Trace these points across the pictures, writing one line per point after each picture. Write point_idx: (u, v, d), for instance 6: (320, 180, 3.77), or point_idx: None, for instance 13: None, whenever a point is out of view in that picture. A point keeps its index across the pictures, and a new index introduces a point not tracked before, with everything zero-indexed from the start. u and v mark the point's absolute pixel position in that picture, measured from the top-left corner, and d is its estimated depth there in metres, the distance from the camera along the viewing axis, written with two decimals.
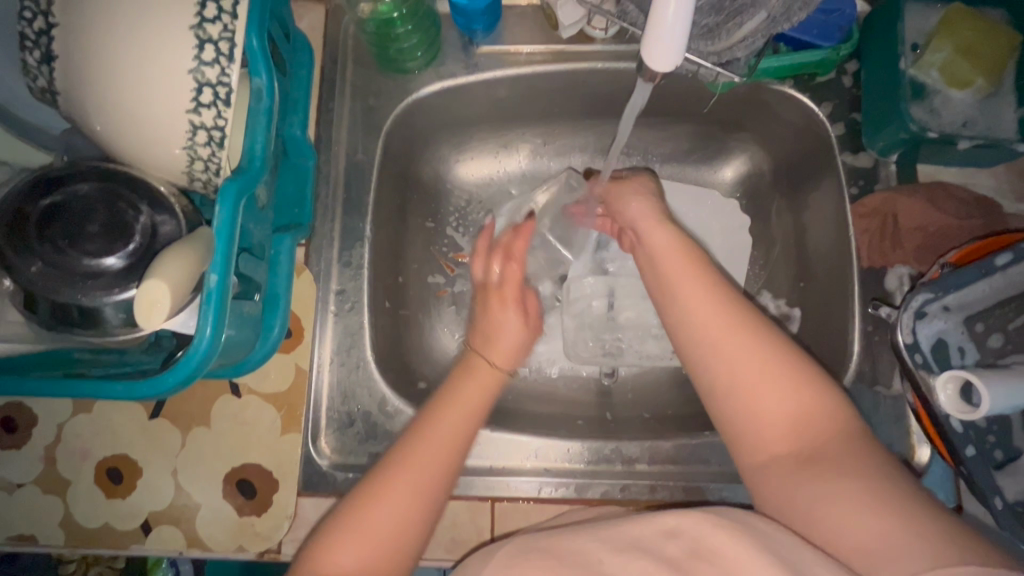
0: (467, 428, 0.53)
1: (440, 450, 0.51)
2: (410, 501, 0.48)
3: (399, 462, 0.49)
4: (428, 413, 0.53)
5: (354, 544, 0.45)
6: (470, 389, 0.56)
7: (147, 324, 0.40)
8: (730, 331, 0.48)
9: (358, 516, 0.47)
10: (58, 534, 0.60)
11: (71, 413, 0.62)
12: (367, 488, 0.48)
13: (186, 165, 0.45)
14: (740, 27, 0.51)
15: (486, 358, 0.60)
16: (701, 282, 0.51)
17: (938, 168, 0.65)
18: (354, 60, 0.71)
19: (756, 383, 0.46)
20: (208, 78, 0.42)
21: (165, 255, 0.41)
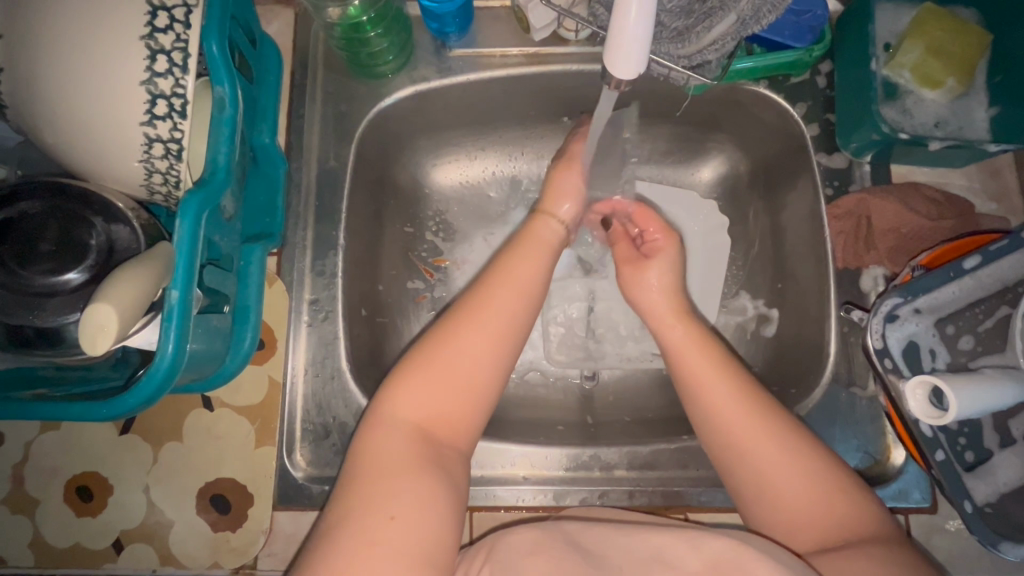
0: (539, 278, 0.54)
1: (512, 298, 0.51)
2: (484, 340, 0.48)
3: (474, 302, 0.50)
4: (499, 263, 0.54)
5: (431, 381, 0.47)
6: (535, 243, 0.57)
7: (93, 351, 0.38)
8: (756, 431, 0.48)
9: (433, 352, 0.48)
10: (28, 554, 0.59)
11: (38, 432, 0.61)
12: (441, 328, 0.49)
13: (144, 178, 0.44)
14: (710, 29, 0.51)
15: (549, 214, 0.60)
16: (724, 383, 0.50)
17: (911, 168, 0.65)
18: (324, 64, 0.70)
19: (788, 484, 0.46)
20: (162, 89, 0.41)
21: (115, 276, 0.40)
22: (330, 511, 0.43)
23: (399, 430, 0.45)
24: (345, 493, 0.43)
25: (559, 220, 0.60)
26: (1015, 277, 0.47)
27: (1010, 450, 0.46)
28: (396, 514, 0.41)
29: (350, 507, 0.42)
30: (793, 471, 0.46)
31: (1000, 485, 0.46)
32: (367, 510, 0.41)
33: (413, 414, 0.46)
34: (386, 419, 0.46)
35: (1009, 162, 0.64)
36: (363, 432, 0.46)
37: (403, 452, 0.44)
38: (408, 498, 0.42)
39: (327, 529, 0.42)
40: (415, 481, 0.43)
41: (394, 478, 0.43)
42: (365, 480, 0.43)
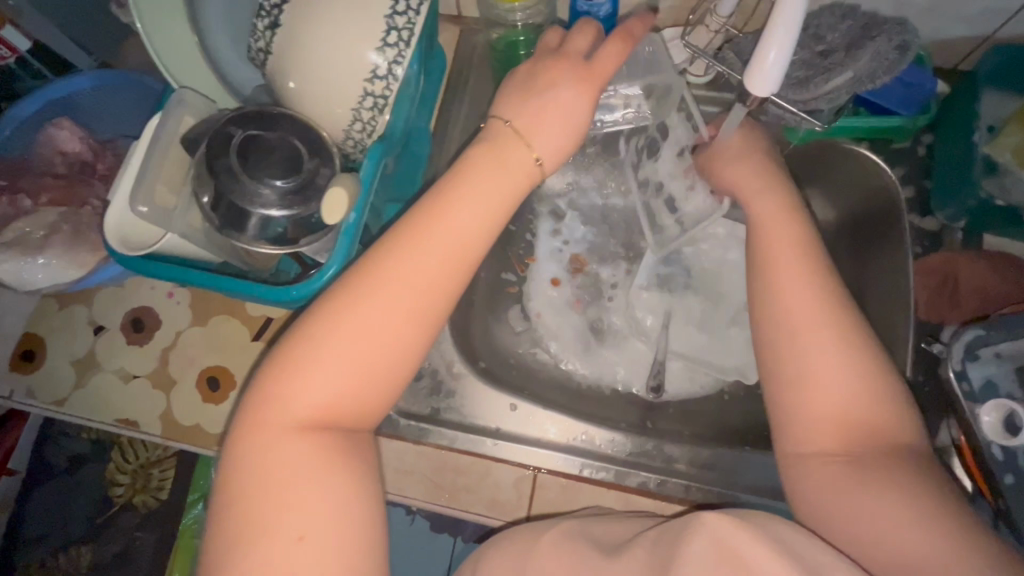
0: (472, 227, 0.48)
1: (419, 258, 0.46)
2: (390, 311, 0.45)
3: (383, 270, 0.45)
4: (421, 210, 0.49)
5: (321, 371, 0.43)
6: (477, 177, 0.50)
7: (330, 219, 0.53)
8: (815, 326, 0.50)
9: (325, 337, 0.44)
10: (157, 424, 0.69)
11: (189, 323, 0.72)
12: (331, 304, 0.45)
13: (348, 124, 0.56)
14: (827, 82, 0.59)
15: (505, 122, 0.53)
16: (803, 277, 0.53)
17: (1004, 241, 0.69)
18: (477, 71, 0.82)
19: (825, 383, 0.48)
20: (387, 57, 0.53)
21: (338, 176, 0.54)
22: (221, 521, 0.42)
23: (290, 435, 0.43)
24: (239, 501, 0.41)
25: (539, 159, 0.52)
26: None
27: None
28: (306, 537, 0.41)
29: (244, 525, 0.41)
30: (839, 375, 0.48)
31: None
32: (266, 532, 0.40)
33: (303, 408, 0.44)
34: (277, 413, 0.44)
35: None
36: (247, 427, 0.44)
37: (292, 456, 0.42)
38: (311, 515, 0.41)
39: (223, 543, 0.41)
40: (316, 495, 0.42)
41: (295, 489, 0.42)
42: (255, 493, 0.41)
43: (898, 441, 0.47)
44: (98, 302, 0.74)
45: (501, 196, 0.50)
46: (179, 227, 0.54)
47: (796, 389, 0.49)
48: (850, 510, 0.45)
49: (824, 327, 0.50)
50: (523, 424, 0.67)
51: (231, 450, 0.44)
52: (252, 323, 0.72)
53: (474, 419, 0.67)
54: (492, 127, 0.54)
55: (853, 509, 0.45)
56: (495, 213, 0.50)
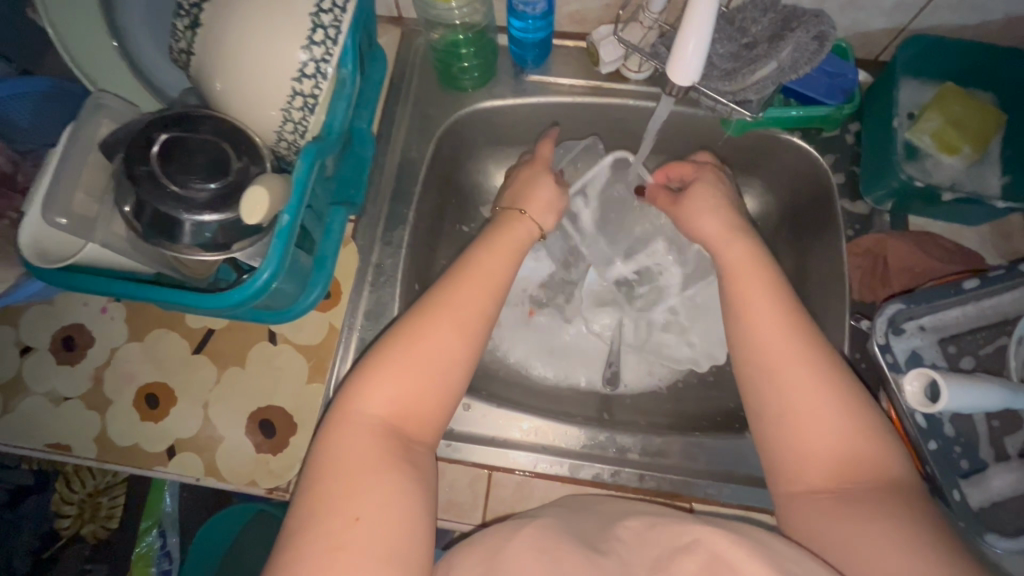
0: (506, 269, 0.60)
1: (477, 288, 0.57)
2: (455, 326, 0.54)
3: (446, 297, 0.55)
4: (472, 257, 0.60)
5: (400, 373, 0.51)
6: (513, 239, 0.64)
7: (251, 219, 0.50)
8: (793, 362, 0.51)
9: (400, 349, 0.52)
10: (92, 447, 0.66)
11: (125, 340, 0.69)
12: (407, 325, 0.53)
13: (278, 126, 0.55)
14: (753, 73, 0.61)
15: (523, 212, 0.67)
16: (772, 310, 0.55)
17: (927, 221, 0.72)
18: (419, 73, 0.82)
19: (810, 417, 0.49)
20: (315, 55, 0.52)
21: (262, 176, 0.52)
22: (295, 512, 0.45)
23: (366, 424, 0.49)
24: (321, 481, 0.46)
25: (528, 217, 0.67)
26: (1014, 312, 0.53)
27: (1005, 463, 0.50)
28: (362, 518, 0.44)
29: (327, 501, 0.45)
30: (822, 410, 0.49)
31: (994, 494, 0.50)
32: (340, 510, 0.44)
33: (378, 410, 0.50)
34: (355, 408, 0.50)
35: (1020, 226, 0.71)
36: (326, 430, 0.50)
37: (370, 444, 0.48)
38: (372, 501, 0.45)
39: (294, 528, 0.44)
40: (385, 484, 0.46)
41: (362, 478, 0.46)
42: (329, 483, 0.46)
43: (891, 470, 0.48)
44: (26, 322, 0.70)
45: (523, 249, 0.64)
46: (100, 236, 0.51)
47: (783, 423, 0.50)
48: (846, 539, 0.45)
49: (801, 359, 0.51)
50: (475, 424, 0.66)
51: (312, 453, 0.49)
52: (193, 336, 0.69)
53: None
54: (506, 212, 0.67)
55: (846, 537, 0.45)
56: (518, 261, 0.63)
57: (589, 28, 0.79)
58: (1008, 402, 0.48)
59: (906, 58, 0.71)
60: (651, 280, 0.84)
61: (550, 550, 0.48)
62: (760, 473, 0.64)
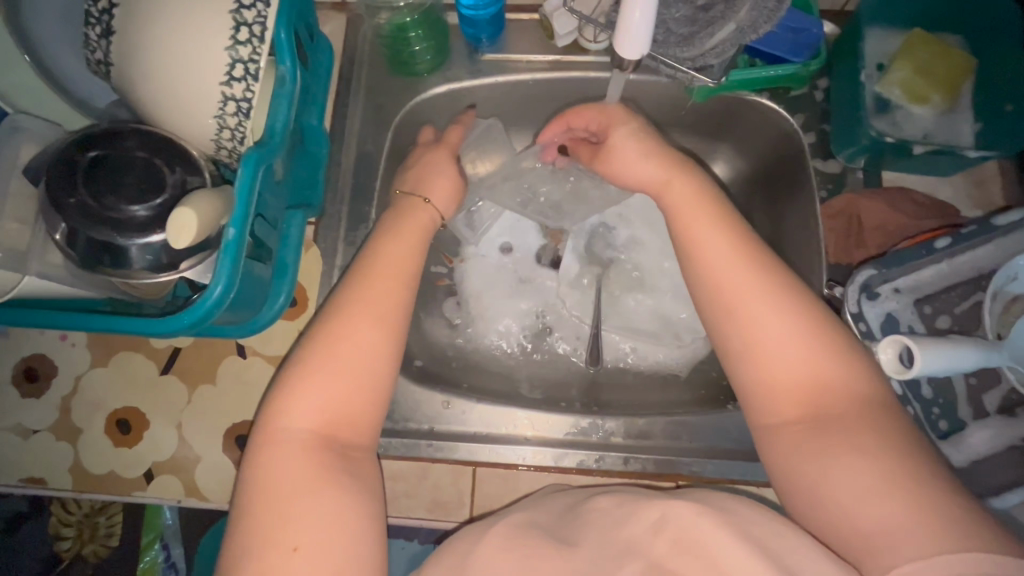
0: (411, 257, 0.58)
1: (389, 282, 0.54)
2: (373, 324, 0.51)
3: (354, 297, 0.53)
4: (376, 249, 0.57)
5: (314, 386, 0.48)
6: (413, 227, 0.61)
7: (177, 245, 0.46)
8: (751, 295, 0.49)
9: (315, 358, 0.49)
10: (67, 478, 0.65)
11: (89, 366, 0.67)
12: (319, 330, 0.51)
13: (215, 134, 0.52)
14: (711, 36, 0.58)
15: (425, 200, 0.64)
16: (728, 243, 0.52)
17: (901, 175, 0.71)
18: (369, 62, 0.78)
19: (772, 342, 0.48)
20: (241, 55, 0.49)
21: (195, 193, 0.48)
22: (228, 552, 0.44)
23: (292, 444, 0.47)
24: (249, 515, 0.44)
25: (428, 204, 0.64)
26: (988, 266, 0.52)
27: (983, 421, 0.50)
28: (300, 547, 0.43)
29: (259, 535, 0.43)
30: (779, 324, 0.48)
31: (974, 452, 0.50)
32: (273, 544, 0.43)
33: (303, 425, 0.48)
34: (275, 428, 0.48)
35: (995, 173, 0.69)
36: (254, 455, 0.47)
37: (298, 465, 0.46)
38: (311, 526, 0.44)
39: (233, 567, 0.43)
40: (318, 507, 0.45)
41: (295, 505, 0.44)
42: (266, 516, 0.44)
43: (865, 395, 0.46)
44: None
45: (415, 233, 0.60)
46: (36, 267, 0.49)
47: (748, 354, 0.48)
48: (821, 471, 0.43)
49: (762, 284, 0.49)
50: (456, 421, 0.65)
51: (242, 484, 0.47)
52: (158, 356, 0.67)
53: (405, 423, 0.65)
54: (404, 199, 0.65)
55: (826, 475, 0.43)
56: (422, 247, 0.60)
57: None
58: (984, 362, 0.47)
59: (871, 6, 0.68)
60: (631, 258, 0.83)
61: (520, 545, 0.46)
62: (745, 446, 0.64)
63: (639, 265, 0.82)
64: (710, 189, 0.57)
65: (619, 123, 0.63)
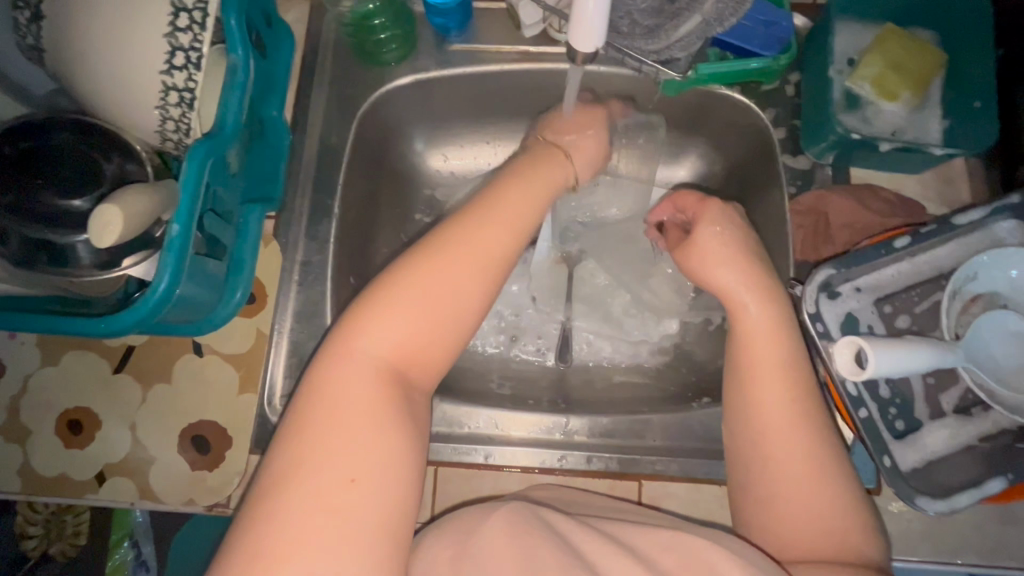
0: (532, 208, 0.55)
1: (504, 228, 0.51)
2: (477, 263, 0.48)
3: (469, 234, 0.49)
4: (498, 193, 0.54)
5: (397, 314, 0.45)
6: (540, 179, 0.58)
7: (99, 245, 0.43)
8: (791, 424, 0.48)
9: (405, 283, 0.46)
10: (16, 480, 0.63)
11: (39, 365, 0.65)
12: (420, 255, 0.48)
13: (159, 126, 0.49)
14: (677, 28, 0.57)
15: (566, 156, 0.63)
16: (785, 354, 0.50)
17: (870, 172, 0.70)
18: (334, 51, 0.76)
19: (791, 460, 0.47)
20: (181, 43, 0.47)
21: (119, 192, 0.45)
22: (276, 461, 0.40)
23: (368, 363, 0.43)
24: (309, 426, 0.41)
25: (570, 160, 0.63)
26: (947, 264, 0.52)
27: (939, 421, 0.50)
28: (357, 479, 0.39)
29: (315, 453, 0.40)
30: (801, 447, 0.47)
31: (928, 453, 0.49)
32: (329, 466, 0.39)
33: (382, 347, 0.44)
34: (351, 344, 0.44)
35: (962, 170, 0.69)
36: (320, 364, 0.44)
37: (368, 385, 0.43)
38: (372, 458, 0.40)
39: (272, 481, 0.39)
40: (380, 439, 0.41)
41: (360, 428, 0.41)
42: (320, 436, 0.40)
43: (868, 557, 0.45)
44: None
45: (542, 185, 0.58)
46: None
47: (762, 459, 0.48)
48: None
49: (798, 406, 0.48)
50: None
51: (302, 394, 0.43)
52: (112, 354, 0.65)
53: None
54: (543, 147, 0.64)
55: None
56: (546, 206, 0.57)
57: None
58: (936, 362, 0.46)
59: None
60: (602, 255, 0.82)
61: (523, 534, 0.44)
62: (709, 444, 0.64)
63: (609, 265, 0.82)
64: (778, 295, 0.52)
65: (711, 221, 0.57)
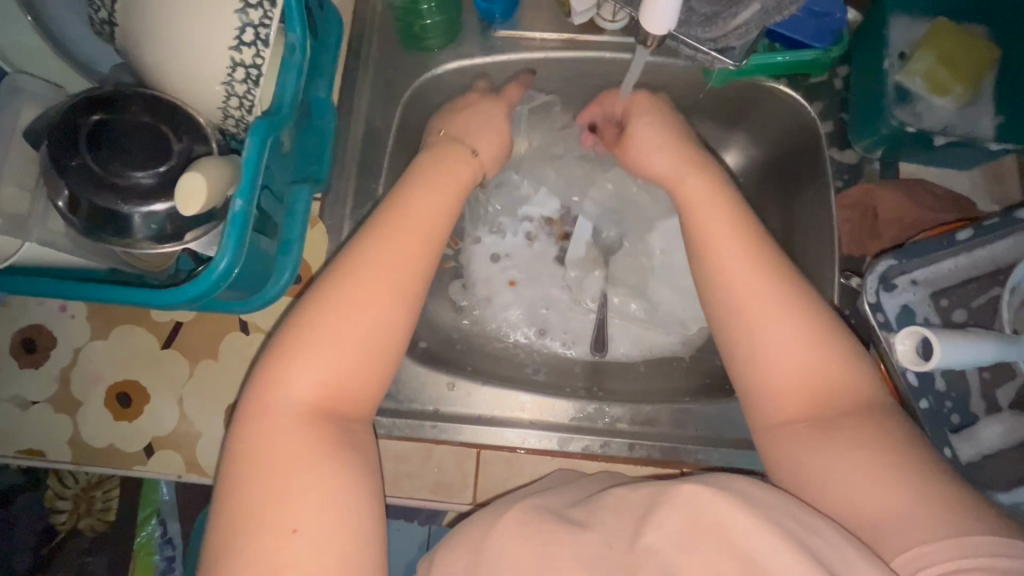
0: (439, 215, 0.54)
1: (392, 244, 0.50)
2: (380, 290, 0.48)
3: (371, 256, 0.49)
4: (402, 205, 0.54)
5: (311, 356, 0.46)
6: (447, 179, 0.57)
7: (186, 211, 0.45)
8: (756, 295, 0.50)
9: (314, 324, 0.46)
10: (66, 450, 0.64)
11: (88, 338, 0.66)
12: (330, 288, 0.48)
13: (223, 101, 0.50)
14: (736, 16, 0.57)
15: (471, 151, 0.61)
16: (733, 230, 0.53)
17: (918, 168, 0.70)
18: (380, 35, 0.76)
19: (773, 347, 0.48)
20: (251, 19, 0.47)
21: (203, 159, 0.47)
22: (218, 529, 0.41)
23: (287, 414, 0.44)
24: (240, 492, 0.42)
25: (477, 155, 0.61)
26: (1005, 259, 0.51)
27: (995, 416, 0.50)
28: (300, 529, 0.40)
29: (254, 514, 0.41)
30: (782, 321, 0.48)
31: (984, 446, 0.50)
32: (269, 525, 0.40)
33: (302, 394, 0.45)
34: (275, 398, 0.45)
35: (1013, 168, 0.68)
36: (241, 428, 0.45)
37: (296, 435, 0.44)
38: (309, 505, 0.41)
39: (217, 552, 0.40)
40: (310, 486, 0.42)
41: (291, 482, 0.42)
42: (252, 502, 0.41)
43: (866, 398, 0.47)
44: None
45: (453, 190, 0.57)
46: (37, 233, 0.48)
47: (750, 352, 0.49)
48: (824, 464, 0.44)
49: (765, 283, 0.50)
50: (461, 403, 0.65)
51: (230, 458, 0.44)
52: (160, 330, 0.66)
53: (409, 404, 0.64)
54: (439, 147, 0.61)
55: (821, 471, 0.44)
56: (456, 207, 0.57)
57: None
58: (999, 356, 0.46)
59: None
60: (640, 246, 0.82)
61: (538, 531, 0.43)
62: (750, 436, 0.64)
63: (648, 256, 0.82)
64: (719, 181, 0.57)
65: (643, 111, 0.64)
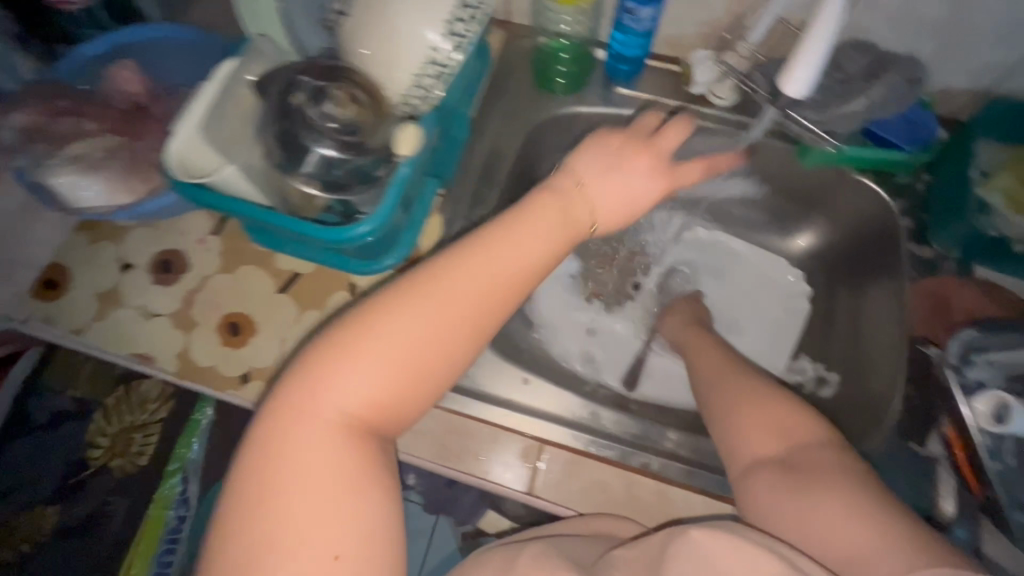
0: (533, 253, 0.46)
1: (474, 272, 0.43)
2: (446, 316, 0.42)
3: (447, 282, 0.43)
4: (490, 228, 0.47)
5: (358, 372, 0.40)
6: (548, 212, 0.49)
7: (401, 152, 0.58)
8: (765, 444, 0.53)
9: (368, 337, 0.40)
10: (173, 362, 0.70)
11: (217, 271, 0.74)
12: (390, 303, 0.42)
13: (409, 90, 0.61)
14: (844, 105, 0.67)
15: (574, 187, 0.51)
16: (739, 393, 0.59)
17: (996, 274, 0.74)
18: (516, 73, 0.87)
19: (784, 496, 0.49)
20: (457, 30, 0.59)
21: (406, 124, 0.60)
22: (230, 544, 0.37)
23: (319, 430, 0.39)
24: (258, 505, 0.37)
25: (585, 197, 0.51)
26: None
27: None
28: (343, 557, 0.37)
29: (274, 535, 0.36)
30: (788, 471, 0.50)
31: None
32: (292, 551, 0.36)
33: (338, 410, 0.40)
34: (304, 409, 0.40)
35: None
36: (263, 437, 0.40)
37: (330, 453, 0.39)
38: (348, 532, 0.37)
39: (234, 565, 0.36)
40: (345, 516, 0.38)
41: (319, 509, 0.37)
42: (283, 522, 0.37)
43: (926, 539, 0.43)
44: (132, 241, 0.75)
45: (569, 215, 0.49)
46: (240, 162, 0.57)
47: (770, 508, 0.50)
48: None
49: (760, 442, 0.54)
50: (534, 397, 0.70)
51: (247, 464, 0.39)
52: (280, 276, 0.74)
53: None
54: (558, 180, 0.52)
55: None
56: (552, 243, 0.48)
57: (682, 52, 0.85)
58: None
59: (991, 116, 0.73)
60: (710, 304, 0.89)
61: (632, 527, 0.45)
62: None
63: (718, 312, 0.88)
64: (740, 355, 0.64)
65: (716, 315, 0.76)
